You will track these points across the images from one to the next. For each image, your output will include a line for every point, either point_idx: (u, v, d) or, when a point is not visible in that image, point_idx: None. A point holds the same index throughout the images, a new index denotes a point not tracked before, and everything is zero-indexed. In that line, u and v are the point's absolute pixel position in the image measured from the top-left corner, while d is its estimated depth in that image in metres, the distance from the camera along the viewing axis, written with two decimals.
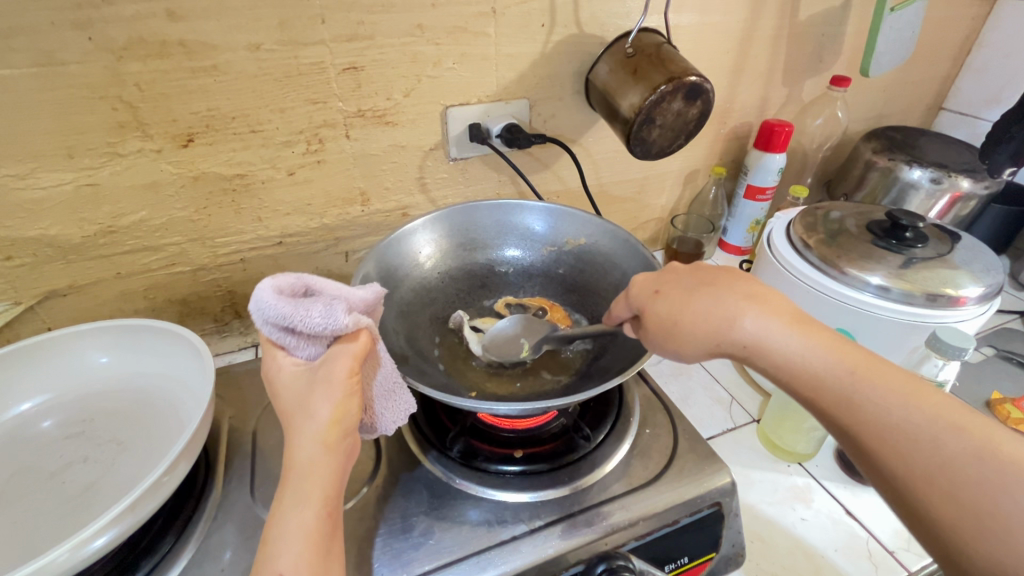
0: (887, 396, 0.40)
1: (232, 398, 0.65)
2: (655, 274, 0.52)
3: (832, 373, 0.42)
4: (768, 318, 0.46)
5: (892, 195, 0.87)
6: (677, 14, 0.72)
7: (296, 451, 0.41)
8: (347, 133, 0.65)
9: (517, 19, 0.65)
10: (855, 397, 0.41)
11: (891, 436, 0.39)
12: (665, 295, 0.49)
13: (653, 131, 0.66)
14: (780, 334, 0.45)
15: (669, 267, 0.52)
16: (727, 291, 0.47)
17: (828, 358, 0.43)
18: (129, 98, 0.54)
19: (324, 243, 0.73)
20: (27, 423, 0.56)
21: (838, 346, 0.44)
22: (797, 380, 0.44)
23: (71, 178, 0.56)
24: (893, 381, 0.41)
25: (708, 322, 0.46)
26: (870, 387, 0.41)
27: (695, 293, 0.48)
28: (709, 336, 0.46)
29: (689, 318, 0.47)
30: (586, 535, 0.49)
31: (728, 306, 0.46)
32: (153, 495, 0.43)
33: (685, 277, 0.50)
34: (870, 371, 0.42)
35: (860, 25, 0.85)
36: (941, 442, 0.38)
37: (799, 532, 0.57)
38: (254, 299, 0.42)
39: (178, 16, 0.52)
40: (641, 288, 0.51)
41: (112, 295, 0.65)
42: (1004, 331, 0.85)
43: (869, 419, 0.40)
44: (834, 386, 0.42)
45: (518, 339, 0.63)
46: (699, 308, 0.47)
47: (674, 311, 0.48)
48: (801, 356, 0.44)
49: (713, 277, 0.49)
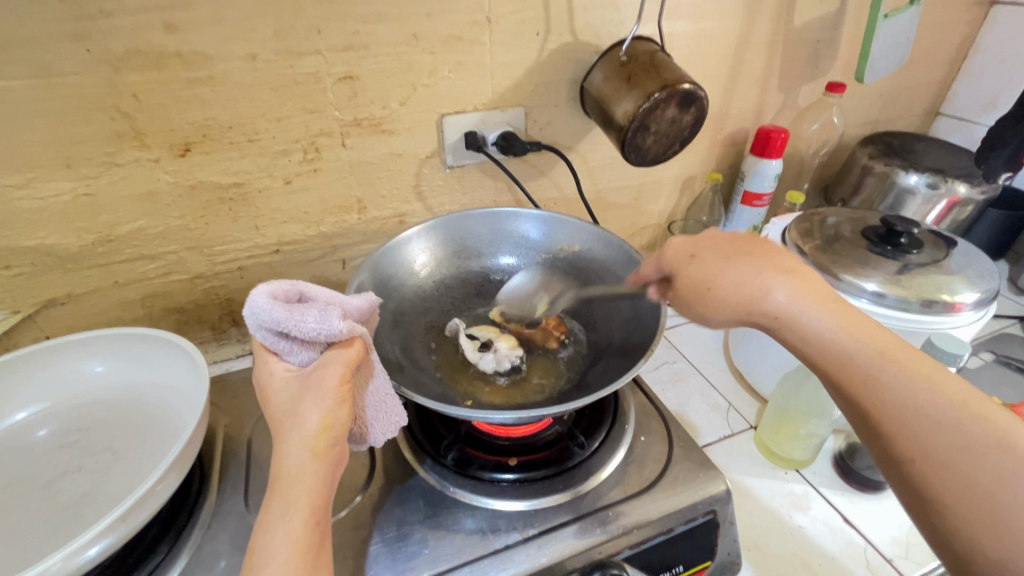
0: (908, 379, 0.39)
1: (228, 406, 0.65)
2: (693, 237, 0.52)
3: (854, 355, 0.41)
4: (794, 283, 0.45)
5: (888, 201, 0.87)
6: (671, 22, 0.72)
7: (285, 458, 0.41)
8: (343, 142, 0.65)
9: (511, 28, 0.65)
10: (876, 380, 0.40)
11: (910, 422, 0.39)
12: (702, 259, 0.49)
13: (647, 138, 0.66)
14: (811, 303, 0.44)
15: (711, 230, 0.52)
16: (765, 255, 0.47)
17: (853, 335, 0.42)
18: (127, 108, 0.54)
19: (321, 251, 0.73)
20: (22, 432, 0.56)
21: (864, 326, 0.42)
22: (819, 358, 0.43)
23: (70, 188, 0.56)
24: (917, 363, 0.40)
25: (745, 283, 0.45)
26: (893, 369, 0.40)
27: (734, 259, 0.47)
28: (743, 298, 0.45)
29: (724, 280, 0.46)
30: (587, 539, 0.49)
31: (766, 267, 0.46)
32: (145, 504, 0.43)
33: (725, 244, 0.49)
34: (893, 352, 0.41)
35: (854, 31, 0.86)
36: (955, 430, 0.37)
37: (796, 539, 0.57)
38: (249, 303, 0.42)
39: (174, 27, 0.52)
40: (677, 251, 0.51)
41: (109, 304, 0.65)
42: (1003, 337, 0.84)
43: (888, 403, 0.39)
44: (858, 366, 0.41)
45: (532, 295, 0.69)
46: (736, 269, 0.46)
47: (708, 275, 0.47)
48: (827, 329, 0.42)
49: (754, 244, 0.49)
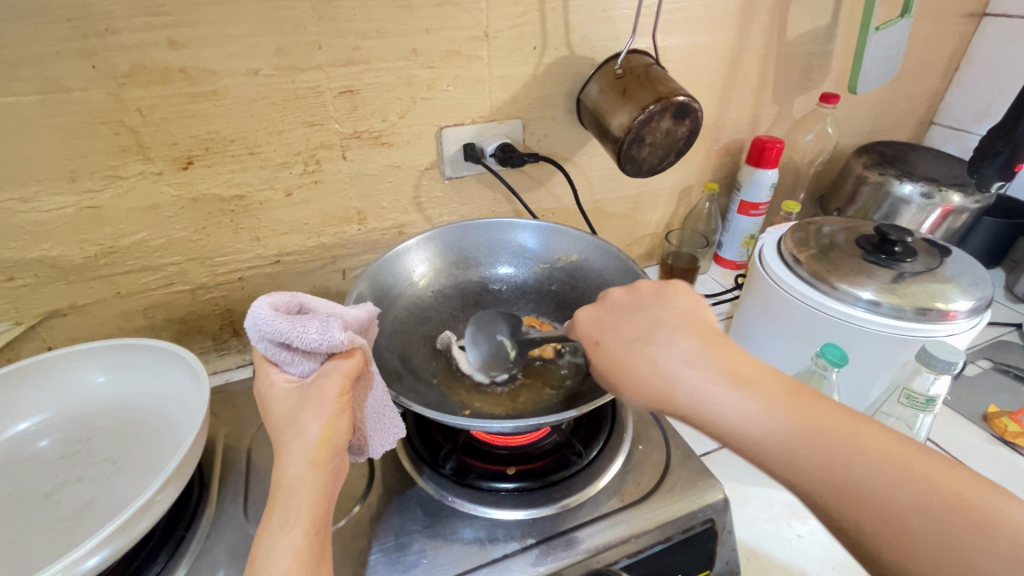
0: (839, 449, 0.37)
1: (228, 417, 0.65)
2: (595, 311, 0.51)
3: (784, 436, 0.39)
4: (703, 364, 0.43)
5: (883, 210, 0.88)
6: (666, 36, 0.74)
7: (285, 469, 0.41)
8: (343, 154, 0.66)
9: (509, 42, 0.67)
10: (810, 457, 0.38)
11: (855, 497, 0.36)
12: (605, 343, 0.48)
13: (643, 149, 0.67)
14: (722, 384, 0.42)
15: (611, 301, 0.51)
16: (667, 337, 0.45)
17: (773, 413, 0.40)
18: (131, 123, 0.55)
19: (321, 261, 0.74)
20: (25, 443, 0.57)
21: (781, 397, 0.40)
22: (747, 446, 0.40)
23: (73, 202, 0.57)
24: (841, 425, 0.39)
25: (649, 374, 0.44)
26: (823, 441, 0.38)
27: (636, 346, 0.46)
28: (653, 391, 0.44)
29: (630, 373, 0.45)
30: (567, 559, 0.49)
31: (671, 349, 0.44)
32: (145, 515, 0.43)
33: (625, 324, 0.48)
34: (815, 421, 0.39)
35: (847, 43, 0.87)
36: (899, 495, 0.35)
37: (795, 550, 0.56)
38: (251, 315, 0.43)
39: (179, 44, 0.53)
40: (586, 328, 0.51)
41: (111, 315, 0.66)
42: (1000, 344, 0.84)
43: (830, 479, 0.37)
44: (773, 445, 0.39)
45: (486, 350, 0.61)
46: (640, 358, 0.45)
47: (613, 362, 0.47)
48: (749, 419, 0.40)
49: (651, 319, 0.47)
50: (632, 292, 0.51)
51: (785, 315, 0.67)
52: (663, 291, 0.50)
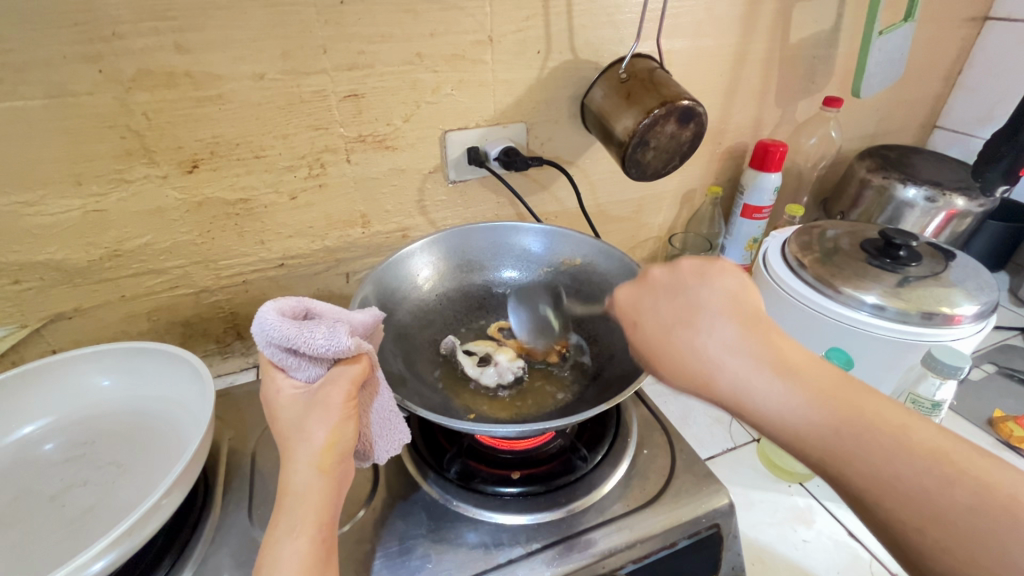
0: (883, 444, 0.37)
1: (232, 420, 0.65)
2: (636, 293, 0.50)
3: (826, 427, 0.38)
4: (747, 352, 0.42)
5: (887, 213, 0.88)
6: (670, 40, 0.74)
7: (291, 475, 0.41)
8: (347, 158, 0.66)
9: (513, 46, 0.67)
10: (852, 451, 0.37)
11: (901, 495, 0.36)
12: (647, 327, 0.48)
13: (647, 153, 0.67)
14: (767, 373, 0.41)
15: (652, 282, 0.50)
16: (710, 321, 0.44)
17: (817, 404, 0.39)
18: (137, 127, 0.55)
19: (325, 264, 0.74)
20: (30, 446, 0.57)
21: (825, 388, 0.39)
22: (786, 436, 0.40)
23: (79, 205, 0.57)
24: (886, 421, 0.38)
25: (691, 360, 0.43)
26: (867, 435, 0.38)
27: (677, 330, 0.45)
28: (693, 375, 0.43)
29: (671, 356, 0.45)
30: (573, 564, 0.49)
31: (715, 336, 0.43)
32: (151, 518, 0.43)
33: (666, 308, 0.47)
34: (860, 415, 0.38)
35: (850, 47, 0.87)
36: (949, 496, 0.35)
37: (801, 555, 0.56)
38: (258, 321, 0.43)
39: (185, 48, 0.53)
40: (626, 312, 0.50)
41: (115, 318, 0.66)
42: (1004, 348, 0.84)
43: (872, 474, 0.37)
44: (814, 436, 0.38)
45: (540, 316, 0.67)
46: (681, 342, 0.44)
47: (653, 345, 0.46)
48: (792, 409, 0.39)
49: (693, 303, 0.46)
50: (673, 271, 0.49)
51: (789, 318, 0.67)
52: (708, 269, 0.47)
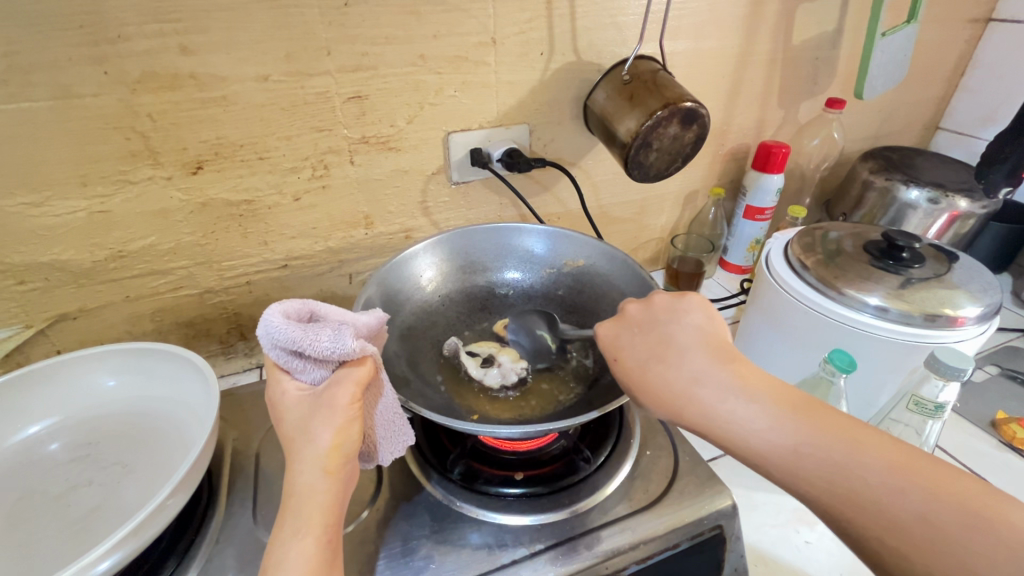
0: (842, 461, 0.38)
1: (236, 420, 0.66)
2: (614, 326, 0.51)
3: (789, 450, 0.39)
4: (715, 380, 0.44)
5: (890, 215, 0.88)
6: (673, 41, 0.74)
7: (296, 477, 0.41)
8: (351, 159, 0.66)
9: (516, 48, 0.67)
10: (813, 469, 0.38)
11: (858, 505, 0.36)
12: (623, 360, 0.49)
13: (650, 154, 0.67)
14: (733, 400, 0.43)
15: (627, 314, 0.51)
16: (681, 354, 0.46)
17: (782, 429, 0.40)
18: (142, 128, 0.56)
19: (328, 265, 0.74)
20: (35, 446, 0.57)
21: (788, 411, 0.41)
22: (759, 460, 0.41)
23: (84, 206, 0.58)
24: (846, 437, 0.39)
25: (666, 391, 0.45)
26: (827, 454, 0.38)
27: (651, 362, 0.47)
28: (668, 405, 0.45)
29: (646, 388, 0.46)
30: (575, 565, 0.49)
31: (685, 367, 0.45)
32: (156, 518, 0.44)
33: (641, 341, 0.49)
34: (828, 435, 0.39)
35: (853, 48, 0.87)
36: (900, 504, 0.35)
37: (804, 556, 0.56)
38: (264, 322, 0.44)
39: (190, 50, 0.54)
40: (606, 343, 0.51)
41: (120, 318, 0.66)
42: (1008, 349, 0.84)
43: (831, 490, 0.37)
44: (787, 458, 0.39)
45: (536, 337, 0.65)
46: (655, 374, 0.46)
47: (629, 378, 0.48)
48: (763, 433, 0.41)
49: (665, 336, 0.48)
50: (646, 306, 0.51)
51: (792, 320, 0.67)
52: (677, 305, 0.50)
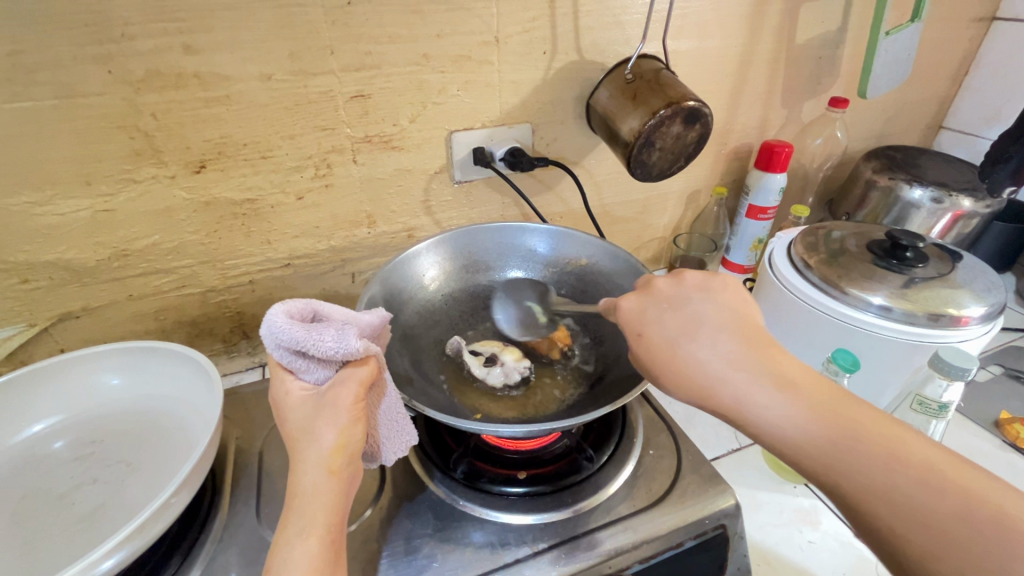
0: (873, 455, 0.37)
1: (239, 419, 0.66)
2: (641, 303, 0.49)
3: (814, 441, 0.38)
4: (745, 363, 0.42)
5: (893, 214, 0.88)
6: (676, 40, 0.74)
7: (300, 477, 0.41)
8: (354, 158, 0.66)
9: (519, 47, 0.67)
10: (838, 461, 0.37)
11: (883, 499, 0.35)
12: (649, 336, 0.47)
13: (653, 154, 0.67)
14: (762, 384, 0.41)
15: (657, 291, 0.49)
16: (711, 333, 0.44)
17: (807, 419, 0.39)
18: (145, 127, 0.56)
19: (331, 264, 0.74)
20: (38, 444, 0.57)
21: (815, 401, 0.40)
22: (781, 448, 0.40)
23: (88, 205, 0.58)
24: (876, 432, 0.38)
25: (693, 370, 0.43)
26: (856, 447, 0.37)
27: (681, 339, 0.45)
28: (694, 384, 0.43)
29: (673, 365, 0.44)
30: (575, 564, 0.49)
31: (714, 347, 0.43)
32: (160, 517, 0.44)
33: (671, 318, 0.47)
34: (855, 428, 0.38)
35: (856, 47, 0.87)
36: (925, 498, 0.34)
37: (807, 555, 0.56)
38: (268, 323, 0.43)
39: (194, 49, 0.54)
40: (631, 321, 0.49)
41: (123, 317, 0.66)
42: (1011, 349, 0.84)
43: (857, 484, 0.36)
44: (810, 448, 0.38)
45: (529, 310, 0.68)
46: (684, 352, 0.44)
47: (654, 355, 0.46)
48: (788, 422, 0.39)
49: (696, 315, 0.46)
50: (676, 282, 0.49)
51: (795, 320, 0.67)
52: (709, 284, 0.48)
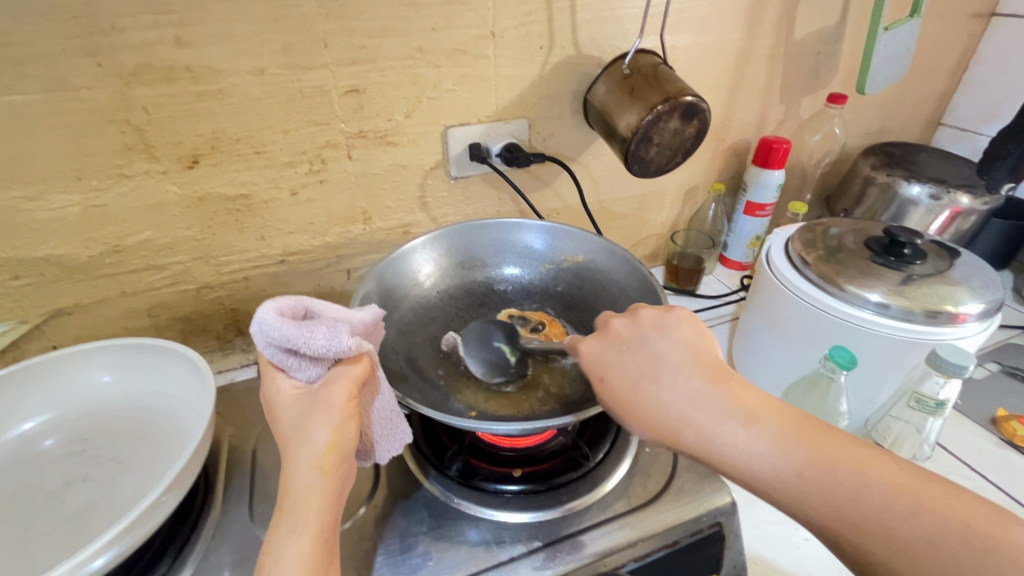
0: (850, 488, 0.36)
1: (233, 417, 0.65)
2: (600, 343, 0.48)
3: (792, 474, 0.37)
4: (710, 402, 0.41)
5: (891, 211, 0.87)
6: (673, 35, 0.73)
7: (293, 475, 0.41)
8: (348, 154, 0.66)
9: (515, 41, 0.66)
10: (817, 493, 0.36)
11: (863, 532, 0.35)
12: (610, 381, 0.46)
13: (650, 149, 0.66)
14: (731, 421, 0.40)
15: (613, 330, 0.49)
16: (671, 374, 0.43)
17: (782, 452, 0.38)
18: (137, 122, 0.55)
19: (326, 260, 0.73)
20: (29, 442, 0.57)
21: (787, 434, 0.39)
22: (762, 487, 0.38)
23: (79, 200, 0.57)
24: (851, 459, 0.37)
25: (658, 416, 0.42)
26: (833, 477, 0.37)
27: (642, 383, 0.44)
28: (663, 432, 0.42)
29: (638, 412, 0.43)
30: (563, 567, 0.48)
31: (678, 388, 0.42)
32: (151, 515, 0.43)
33: (630, 358, 0.46)
34: (830, 459, 0.37)
35: (855, 43, 0.86)
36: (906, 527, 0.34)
37: (803, 553, 0.56)
38: (257, 320, 0.43)
39: (185, 42, 0.53)
40: (592, 362, 0.48)
41: (116, 313, 0.66)
42: (1009, 346, 0.84)
43: (839, 516, 0.36)
44: (789, 485, 0.37)
45: None
46: (647, 397, 0.43)
47: (619, 399, 0.45)
48: (764, 460, 0.38)
49: (656, 354, 0.45)
50: (633, 321, 0.48)
51: (792, 317, 0.66)
52: (665, 320, 0.48)
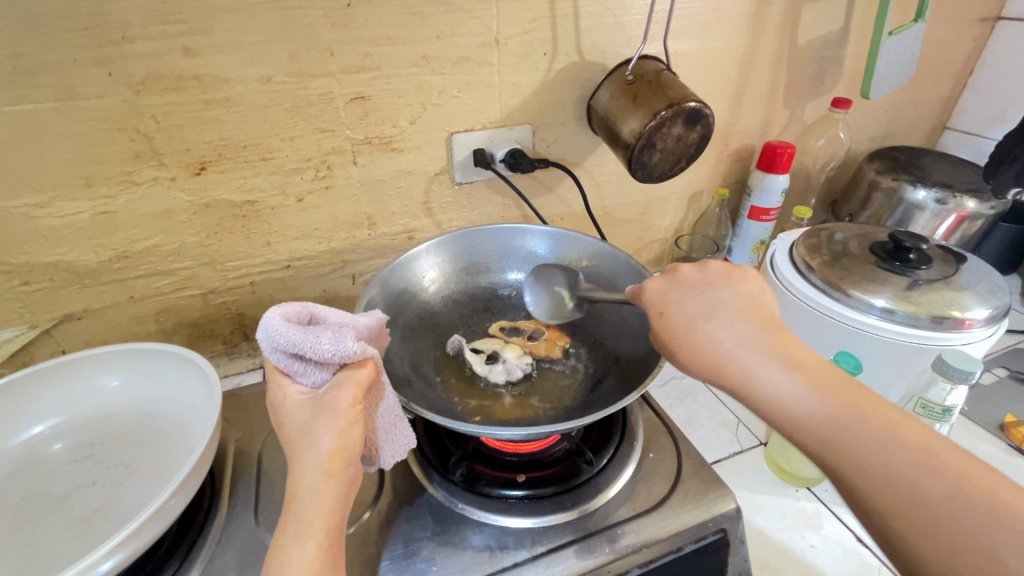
0: (880, 437, 0.37)
1: (238, 421, 0.66)
2: (664, 284, 0.49)
3: (822, 417, 0.38)
4: (760, 344, 0.42)
5: (897, 215, 0.87)
6: (677, 42, 0.73)
7: (300, 480, 0.41)
8: (354, 160, 0.66)
9: (519, 49, 0.67)
10: (844, 439, 0.38)
11: (881, 478, 0.36)
12: (669, 317, 0.47)
13: (653, 155, 0.67)
14: (775, 365, 0.41)
15: (680, 275, 0.49)
16: (728, 316, 0.44)
17: (818, 397, 0.39)
18: (146, 129, 0.56)
19: (331, 266, 0.74)
20: (38, 446, 0.57)
21: (827, 385, 0.40)
22: (785, 424, 0.40)
23: (89, 207, 0.58)
24: (878, 416, 0.38)
25: (707, 349, 0.43)
26: (861, 427, 0.38)
27: (697, 322, 0.45)
28: (707, 364, 0.43)
29: (689, 346, 0.45)
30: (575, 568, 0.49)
31: (729, 330, 0.43)
32: (158, 519, 0.44)
33: (690, 300, 0.47)
34: (862, 412, 0.38)
35: (860, 48, 0.86)
36: (923, 480, 0.35)
37: (809, 559, 0.55)
38: (263, 326, 0.44)
39: (193, 51, 0.54)
40: (653, 301, 0.49)
41: (124, 318, 0.66)
42: (1017, 351, 0.83)
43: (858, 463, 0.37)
44: (816, 428, 0.38)
45: (555, 292, 0.66)
46: (700, 333, 0.44)
47: (673, 334, 0.46)
48: (797, 402, 0.39)
49: (716, 298, 0.46)
50: (701, 269, 0.48)
51: (796, 322, 0.66)
52: (732, 272, 0.47)
